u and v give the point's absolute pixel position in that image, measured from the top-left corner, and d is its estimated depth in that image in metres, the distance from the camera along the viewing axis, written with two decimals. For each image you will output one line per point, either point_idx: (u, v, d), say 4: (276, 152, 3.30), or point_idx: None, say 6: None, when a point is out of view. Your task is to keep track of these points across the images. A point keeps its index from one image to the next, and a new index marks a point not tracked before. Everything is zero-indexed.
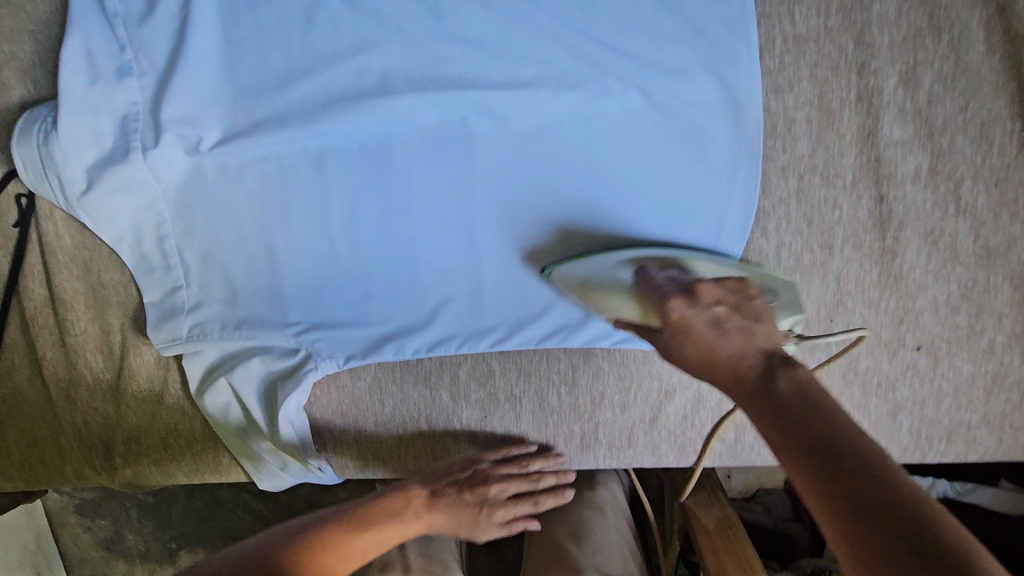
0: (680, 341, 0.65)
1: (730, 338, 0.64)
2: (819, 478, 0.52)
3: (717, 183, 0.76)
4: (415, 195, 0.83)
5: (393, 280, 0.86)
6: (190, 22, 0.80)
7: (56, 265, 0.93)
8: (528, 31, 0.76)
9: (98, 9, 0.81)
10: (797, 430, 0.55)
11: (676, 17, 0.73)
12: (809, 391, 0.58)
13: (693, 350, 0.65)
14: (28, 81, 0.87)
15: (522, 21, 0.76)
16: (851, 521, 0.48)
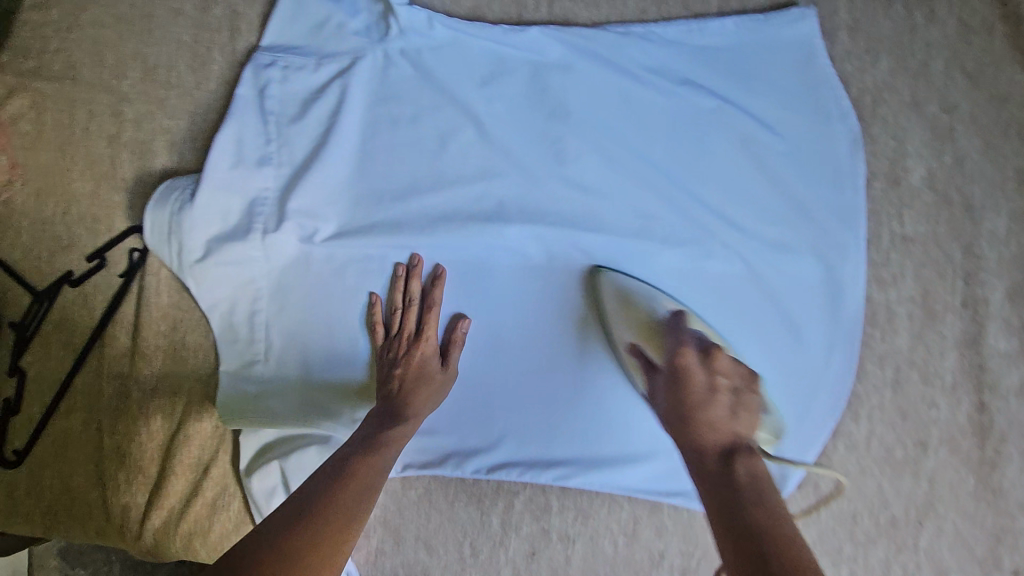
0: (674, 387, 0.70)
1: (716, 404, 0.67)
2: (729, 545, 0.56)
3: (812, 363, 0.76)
4: (506, 317, 0.85)
5: (466, 398, 0.86)
6: (335, 131, 0.88)
7: (146, 319, 0.96)
8: (641, 189, 0.81)
9: (257, 106, 0.90)
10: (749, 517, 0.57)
11: (789, 200, 0.76)
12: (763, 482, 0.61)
13: (675, 399, 0.69)
14: (175, 152, 0.96)
15: (638, 180, 0.81)
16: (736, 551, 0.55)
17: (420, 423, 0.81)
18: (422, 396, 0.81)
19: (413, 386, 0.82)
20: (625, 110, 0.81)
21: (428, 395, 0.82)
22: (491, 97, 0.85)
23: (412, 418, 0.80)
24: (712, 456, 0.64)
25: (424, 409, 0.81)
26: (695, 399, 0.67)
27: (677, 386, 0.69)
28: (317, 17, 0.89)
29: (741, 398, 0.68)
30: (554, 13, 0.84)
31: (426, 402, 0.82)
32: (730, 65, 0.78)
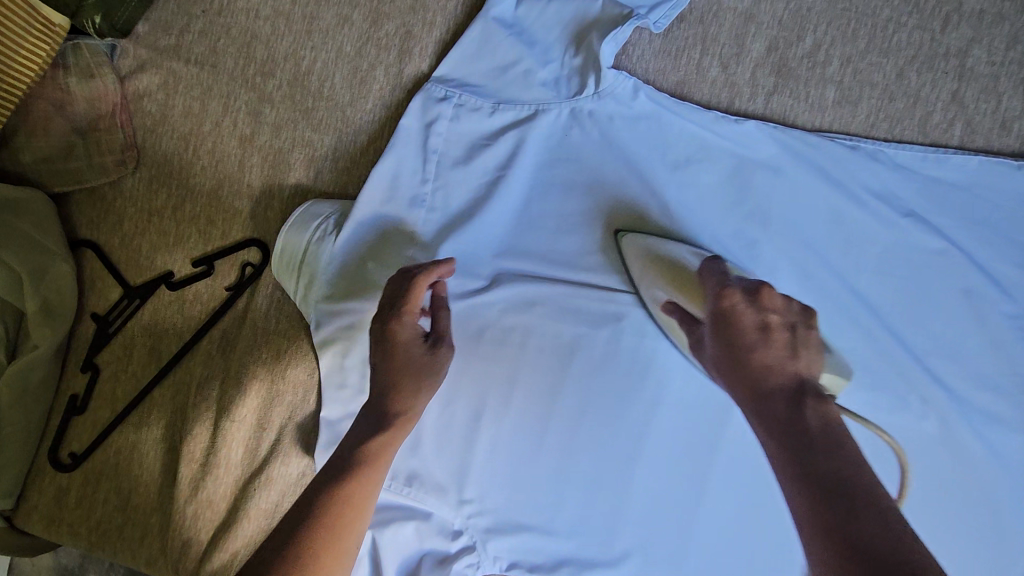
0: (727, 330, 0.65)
1: (772, 346, 0.62)
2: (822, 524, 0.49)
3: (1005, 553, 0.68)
4: (654, 425, 0.78)
5: (594, 504, 0.79)
6: (501, 184, 0.81)
7: (249, 342, 0.88)
8: (841, 319, 0.72)
9: (421, 142, 0.82)
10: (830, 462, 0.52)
11: (1007, 368, 0.69)
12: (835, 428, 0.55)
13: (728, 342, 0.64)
14: (312, 169, 0.88)
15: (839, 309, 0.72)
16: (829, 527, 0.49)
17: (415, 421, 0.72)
18: (412, 384, 0.72)
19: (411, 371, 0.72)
20: (836, 230, 0.73)
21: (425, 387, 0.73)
22: (684, 182, 0.77)
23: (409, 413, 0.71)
24: (774, 389, 0.59)
25: (416, 404, 0.72)
26: (742, 345, 0.63)
27: (725, 328, 0.65)
28: (503, 59, 0.82)
29: (798, 333, 0.63)
30: (771, 107, 0.76)
31: (419, 395, 0.72)
32: (965, 208, 0.70)
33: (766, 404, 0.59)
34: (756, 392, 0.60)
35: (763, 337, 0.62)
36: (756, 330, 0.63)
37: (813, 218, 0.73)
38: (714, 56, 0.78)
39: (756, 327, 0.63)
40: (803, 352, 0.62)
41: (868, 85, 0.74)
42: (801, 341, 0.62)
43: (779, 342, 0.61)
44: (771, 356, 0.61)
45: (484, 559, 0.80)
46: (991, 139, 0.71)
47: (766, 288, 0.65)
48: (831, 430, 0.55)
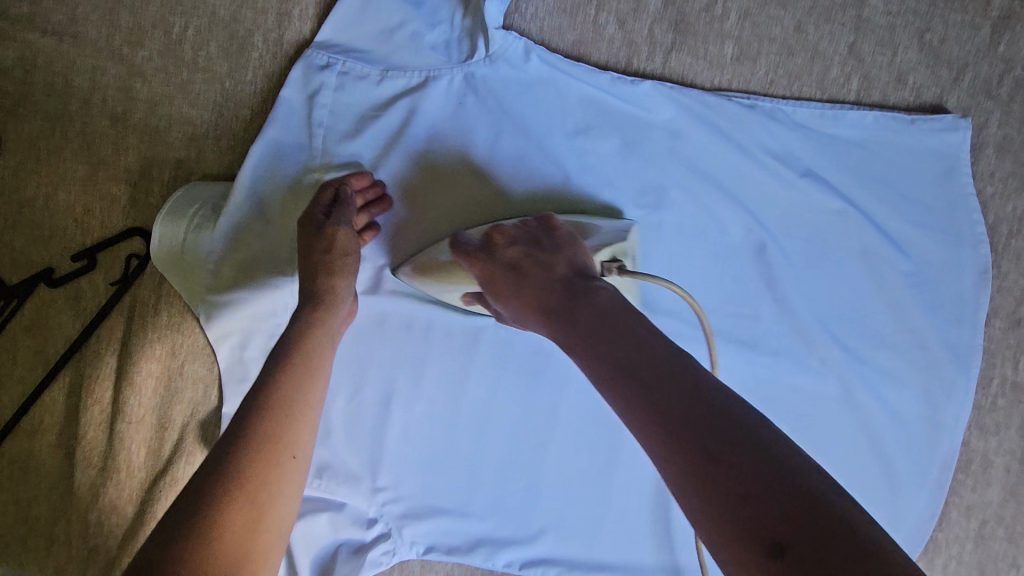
0: (493, 288, 0.63)
1: (533, 275, 0.60)
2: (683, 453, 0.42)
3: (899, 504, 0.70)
4: (565, 400, 0.77)
5: (508, 484, 0.78)
6: (395, 158, 0.76)
7: (142, 339, 0.83)
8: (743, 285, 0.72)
9: (305, 114, 0.76)
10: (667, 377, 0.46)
11: (901, 326, 0.69)
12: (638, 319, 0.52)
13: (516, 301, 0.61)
14: (194, 148, 0.81)
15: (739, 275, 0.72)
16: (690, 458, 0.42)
17: (341, 309, 0.67)
18: (322, 267, 0.67)
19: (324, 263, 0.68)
20: (737, 194, 0.71)
21: (344, 267, 0.68)
22: (583, 151, 0.74)
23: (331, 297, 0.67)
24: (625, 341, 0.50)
25: (330, 283, 0.67)
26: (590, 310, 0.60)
27: (496, 282, 0.62)
28: (388, 20, 0.75)
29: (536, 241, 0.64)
30: (670, 66, 0.73)
31: (336, 278, 0.67)
32: (862, 166, 0.69)
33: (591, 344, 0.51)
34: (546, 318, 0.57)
35: (517, 273, 0.61)
36: (509, 273, 0.62)
37: (712, 182, 0.72)
38: (610, 12, 0.73)
39: (539, 265, 0.61)
40: (554, 254, 0.61)
41: (767, 40, 0.71)
42: (549, 249, 0.62)
43: (534, 269, 0.60)
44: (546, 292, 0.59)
45: (401, 545, 0.78)
46: (888, 93, 0.69)
47: (494, 232, 0.67)
48: (609, 321, 0.52)
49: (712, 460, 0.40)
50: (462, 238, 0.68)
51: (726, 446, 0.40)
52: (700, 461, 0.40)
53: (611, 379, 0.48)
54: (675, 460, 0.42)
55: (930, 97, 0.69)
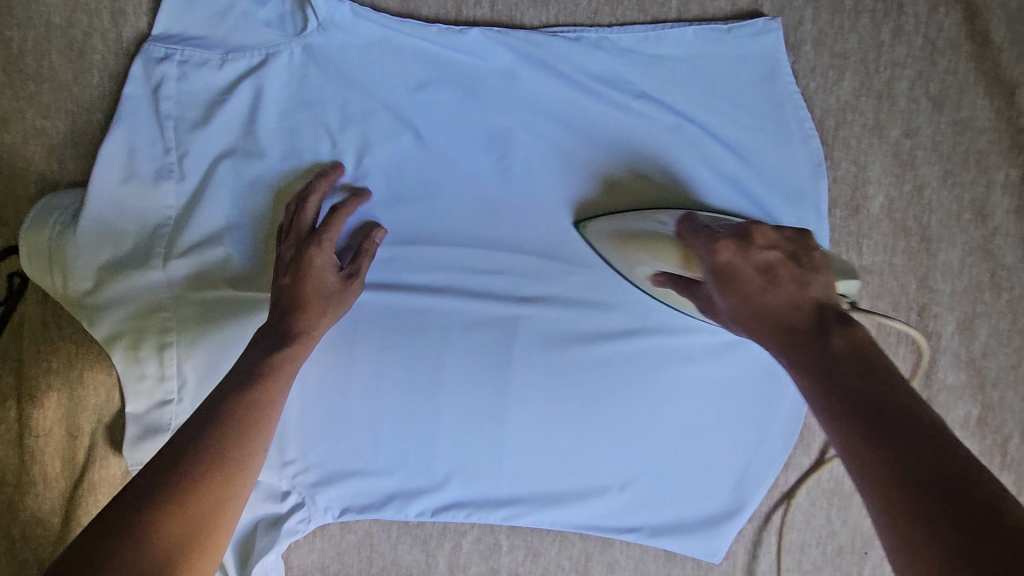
0: (727, 284, 0.59)
1: (780, 289, 0.57)
2: (853, 435, 0.44)
3: (757, 399, 0.79)
4: (450, 350, 0.78)
5: (410, 440, 0.80)
6: (250, 140, 0.77)
7: (36, 355, 0.84)
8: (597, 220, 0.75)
9: (152, 109, 0.77)
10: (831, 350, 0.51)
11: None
12: (793, 324, 0.55)
13: (737, 297, 0.58)
14: (54, 159, 0.82)
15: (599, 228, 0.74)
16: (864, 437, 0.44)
17: (314, 342, 0.69)
18: (319, 308, 0.69)
19: (305, 297, 0.69)
20: (577, 128, 0.73)
21: (328, 312, 0.70)
22: (427, 106, 0.75)
23: (308, 332, 0.68)
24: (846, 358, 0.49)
25: (319, 325, 0.69)
26: (752, 292, 0.58)
27: (732, 283, 0.59)
28: (218, 3, 0.76)
29: (802, 259, 0.60)
30: (496, 10, 0.74)
31: (323, 317, 0.69)
32: (689, 82, 0.71)
33: (816, 365, 0.50)
34: (780, 330, 0.55)
35: (768, 281, 0.58)
36: (761, 276, 0.58)
37: (553, 120, 0.74)
38: None
39: (758, 272, 0.59)
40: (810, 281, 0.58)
41: None
42: (808, 271, 0.58)
43: (789, 281, 0.57)
44: (783, 299, 0.57)
45: (316, 510, 0.82)
46: (704, 6, 0.71)
47: (752, 230, 0.62)
48: (798, 332, 0.54)
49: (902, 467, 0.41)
50: (696, 222, 0.66)
51: (932, 459, 0.41)
52: (891, 469, 0.41)
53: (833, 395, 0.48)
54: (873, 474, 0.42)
55: (745, 4, 0.71)
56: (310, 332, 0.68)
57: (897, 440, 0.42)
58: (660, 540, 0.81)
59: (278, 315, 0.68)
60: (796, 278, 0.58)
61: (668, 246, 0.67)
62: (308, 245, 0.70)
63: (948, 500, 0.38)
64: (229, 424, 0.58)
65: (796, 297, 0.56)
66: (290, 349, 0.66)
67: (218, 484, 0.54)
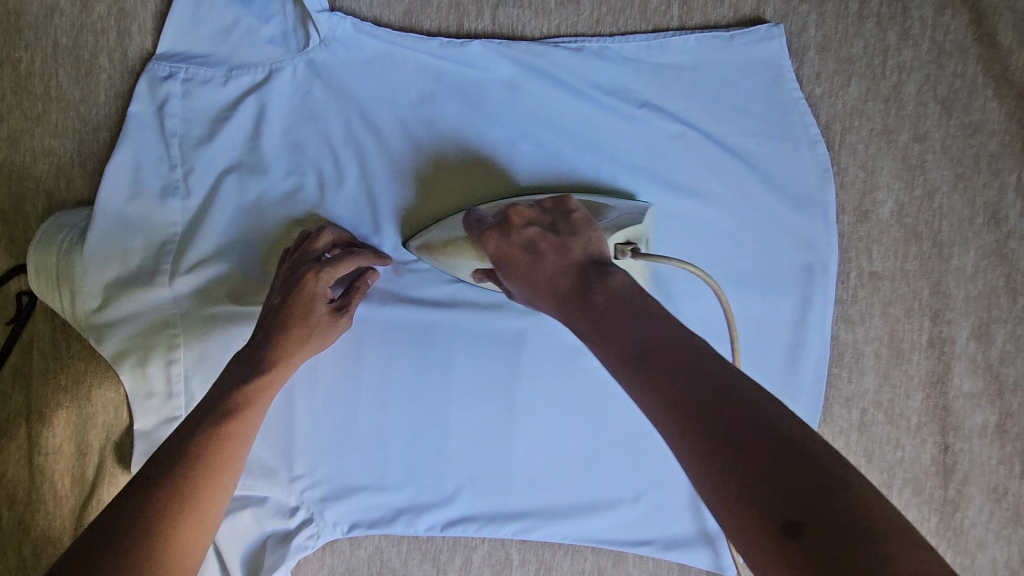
0: (505, 266, 0.62)
1: (546, 257, 0.59)
2: (666, 402, 0.44)
3: None
4: (456, 362, 0.78)
5: (418, 454, 0.80)
6: (255, 156, 0.77)
7: (46, 373, 0.84)
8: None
9: (157, 126, 0.78)
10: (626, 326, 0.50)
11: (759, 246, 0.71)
12: (625, 296, 0.53)
13: (528, 283, 0.59)
14: (63, 178, 0.82)
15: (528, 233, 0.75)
16: (676, 399, 0.44)
17: (289, 370, 0.68)
18: (298, 338, 0.68)
19: (285, 326, 0.67)
20: (583, 138, 0.73)
21: (306, 342, 0.69)
22: (430, 119, 0.75)
23: (283, 362, 0.67)
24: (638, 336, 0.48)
25: (297, 353, 0.68)
26: (523, 266, 0.60)
27: (524, 264, 0.60)
28: (222, 20, 0.76)
29: (558, 227, 0.62)
30: (499, 22, 0.74)
31: (303, 346, 0.68)
32: (694, 90, 0.71)
33: (601, 328, 0.51)
34: (614, 304, 0.52)
35: (533, 254, 0.60)
36: (527, 254, 0.60)
37: (557, 131, 0.73)
38: None
39: (582, 256, 0.58)
40: (575, 242, 0.60)
41: None
42: (566, 236, 0.60)
43: (549, 251, 0.59)
44: (546, 269, 0.58)
45: (325, 526, 0.81)
46: (708, 13, 0.71)
47: (511, 211, 0.64)
48: (624, 300, 0.52)
49: (718, 445, 0.41)
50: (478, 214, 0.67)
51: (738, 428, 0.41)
52: (705, 441, 0.42)
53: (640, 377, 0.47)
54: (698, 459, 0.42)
55: (748, 10, 0.70)
56: (287, 361, 0.67)
57: (717, 417, 0.42)
58: (674, 553, 0.80)
59: (255, 344, 0.66)
60: (557, 246, 0.59)
61: (465, 246, 0.69)
62: (311, 271, 0.69)
63: (753, 473, 0.39)
64: (189, 459, 0.57)
65: (558, 268, 0.58)
66: (284, 353, 0.67)
67: (184, 511, 0.55)
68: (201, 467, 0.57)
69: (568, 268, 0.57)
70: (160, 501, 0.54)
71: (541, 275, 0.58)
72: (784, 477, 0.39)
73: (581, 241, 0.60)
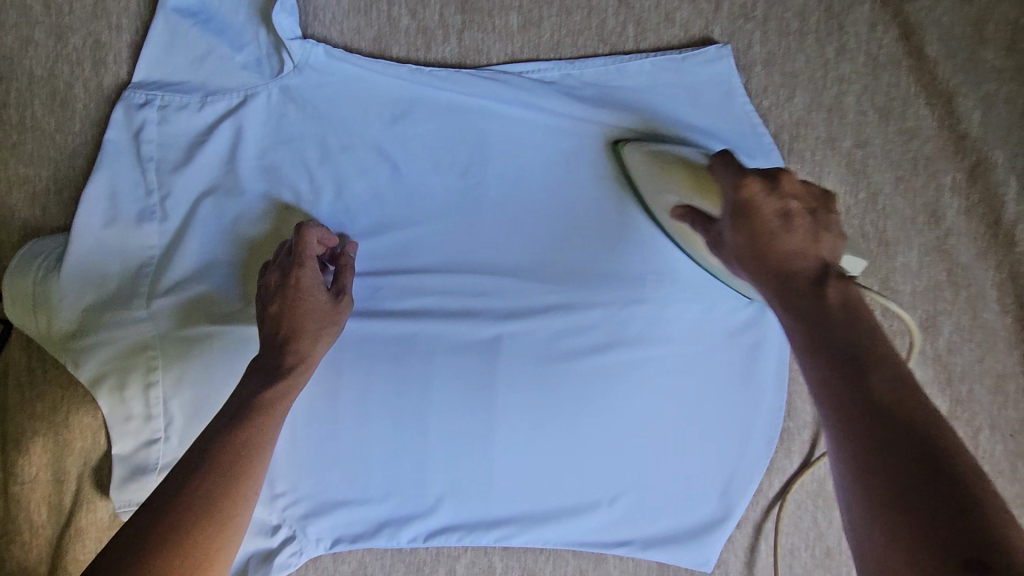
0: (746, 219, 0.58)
1: (796, 233, 0.57)
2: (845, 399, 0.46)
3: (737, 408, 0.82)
4: (435, 374, 0.79)
5: (399, 467, 0.80)
6: (231, 179, 0.79)
7: (21, 402, 0.84)
8: (574, 242, 0.78)
9: (133, 153, 0.79)
10: (841, 332, 0.50)
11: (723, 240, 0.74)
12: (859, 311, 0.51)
13: (748, 234, 0.58)
14: (37, 206, 0.83)
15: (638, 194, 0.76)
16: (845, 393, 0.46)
17: (310, 371, 0.70)
18: (312, 334, 0.70)
19: (300, 323, 0.70)
20: (548, 154, 0.77)
21: (322, 334, 0.71)
22: (402, 139, 0.78)
23: (297, 363, 0.69)
24: (842, 343, 0.49)
25: (313, 351, 0.70)
26: (763, 232, 0.58)
27: (748, 220, 0.58)
28: (196, 49, 0.79)
29: (819, 217, 0.59)
30: (464, 45, 0.78)
31: (319, 341, 0.71)
32: (650, 106, 0.75)
33: (812, 320, 0.52)
34: (780, 283, 0.55)
35: (786, 223, 0.57)
36: (779, 219, 0.57)
37: (524, 147, 0.77)
38: (401, 4, 0.78)
39: (777, 215, 0.58)
40: (824, 236, 0.58)
41: (544, 5, 0.77)
42: (826, 226, 0.57)
43: (800, 229, 0.57)
44: (796, 244, 0.57)
45: (307, 543, 0.81)
46: (660, 34, 0.75)
47: (785, 176, 0.59)
48: (857, 315, 0.51)
49: (883, 449, 0.43)
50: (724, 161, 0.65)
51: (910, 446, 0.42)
52: (871, 449, 0.43)
53: (834, 371, 0.48)
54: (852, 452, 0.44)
55: (697, 30, 0.75)
56: (306, 359, 0.69)
57: (882, 415, 0.44)
58: (651, 552, 0.82)
59: (272, 350, 0.69)
60: (811, 231, 0.58)
61: (677, 175, 0.69)
62: (290, 268, 0.71)
63: (913, 491, 0.40)
64: (213, 464, 0.59)
65: (818, 255, 0.56)
66: (293, 361, 0.68)
67: (209, 522, 0.57)
68: (222, 488, 0.58)
69: (812, 256, 0.56)
70: (185, 510, 0.56)
71: (770, 246, 0.57)
72: (945, 491, 0.39)
73: (835, 244, 0.57)
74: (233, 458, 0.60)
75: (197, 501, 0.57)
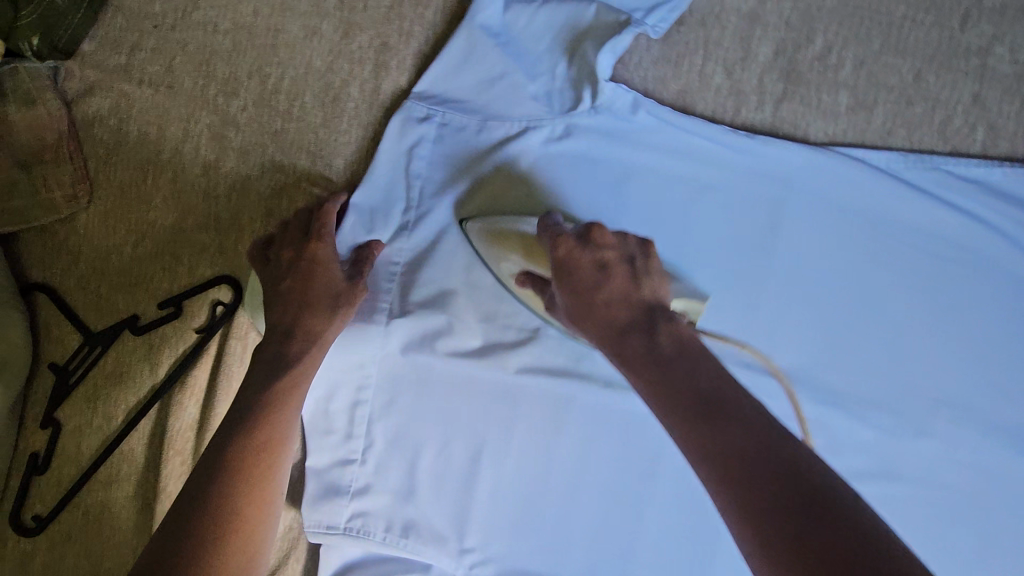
0: (564, 270, 0.61)
1: (614, 281, 0.59)
2: (737, 450, 0.45)
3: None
4: (665, 457, 0.74)
5: (606, 548, 0.74)
6: (496, 206, 0.74)
7: (226, 389, 0.83)
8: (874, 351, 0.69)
9: (402, 164, 0.76)
10: (665, 377, 0.51)
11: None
12: (693, 348, 0.53)
13: (569, 292, 0.60)
14: (286, 197, 0.81)
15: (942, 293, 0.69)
16: (727, 465, 0.45)
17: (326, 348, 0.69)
18: (326, 308, 0.69)
19: (302, 291, 0.69)
20: (860, 255, 0.69)
21: (330, 306, 0.69)
22: (696, 206, 0.71)
23: (319, 338, 0.68)
24: (695, 392, 0.49)
25: (327, 328, 0.69)
26: (584, 286, 0.59)
27: (568, 281, 0.60)
28: (489, 70, 0.75)
29: (637, 265, 0.61)
30: (781, 116, 0.71)
31: (332, 319, 0.69)
32: (972, 222, 0.68)
33: (645, 358, 0.53)
34: (616, 339, 0.56)
35: (605, 275, 0.60)
36: (596, 272, 0.60)
37: (836, 237, 0.70)
38: (718, 61, 0.72)
39: (592, 263, 0.60)
40: (647, 281, 0.60)
41: (884, 88, 0.69)
42: (642, 274, 0.61)
43: (619, 277, 0.59)
44: (614, 292, 0.58)
45: None
46: (1016, 142, 0.69)
47: (596, 227, 0.63)
48: (687, 352, 0.52)
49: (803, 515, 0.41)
50: (553, 219, 0.67)
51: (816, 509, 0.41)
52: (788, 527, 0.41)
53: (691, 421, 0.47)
54: (754, 526, 0.42)
55: None
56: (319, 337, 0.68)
57: (798, 498, 0.42)
58: None
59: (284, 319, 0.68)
60: (631, 278, 0.59)
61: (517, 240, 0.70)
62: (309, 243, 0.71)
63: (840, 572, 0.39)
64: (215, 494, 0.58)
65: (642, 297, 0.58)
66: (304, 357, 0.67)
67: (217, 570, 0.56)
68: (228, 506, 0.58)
69: (631, 305, 0.57)
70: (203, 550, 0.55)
71: (592, 298, 0.58)
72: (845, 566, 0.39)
73: (654, 288, 0.60)
74: (251, 466, 0.61)
75: (241, 504, 0.59)
